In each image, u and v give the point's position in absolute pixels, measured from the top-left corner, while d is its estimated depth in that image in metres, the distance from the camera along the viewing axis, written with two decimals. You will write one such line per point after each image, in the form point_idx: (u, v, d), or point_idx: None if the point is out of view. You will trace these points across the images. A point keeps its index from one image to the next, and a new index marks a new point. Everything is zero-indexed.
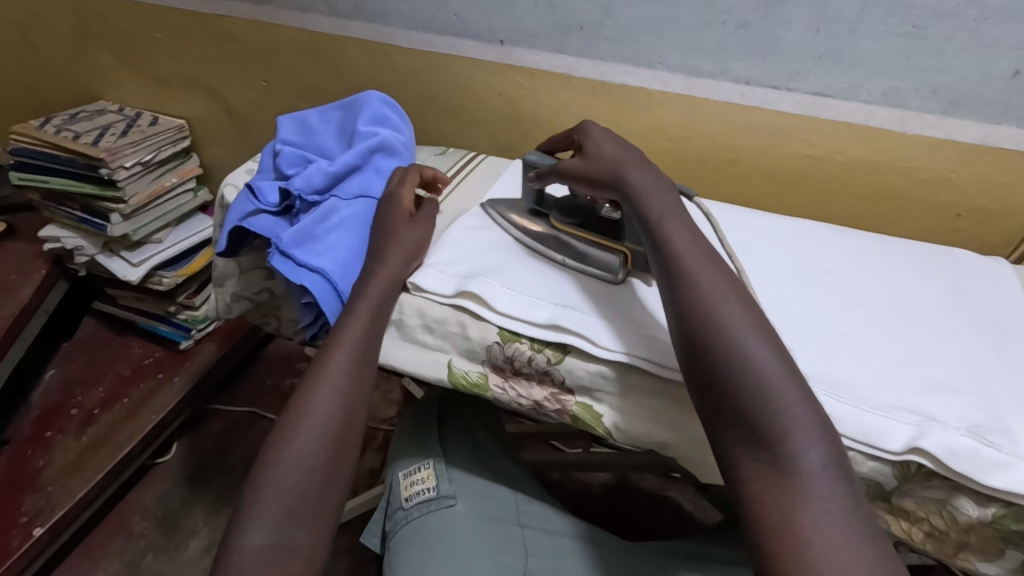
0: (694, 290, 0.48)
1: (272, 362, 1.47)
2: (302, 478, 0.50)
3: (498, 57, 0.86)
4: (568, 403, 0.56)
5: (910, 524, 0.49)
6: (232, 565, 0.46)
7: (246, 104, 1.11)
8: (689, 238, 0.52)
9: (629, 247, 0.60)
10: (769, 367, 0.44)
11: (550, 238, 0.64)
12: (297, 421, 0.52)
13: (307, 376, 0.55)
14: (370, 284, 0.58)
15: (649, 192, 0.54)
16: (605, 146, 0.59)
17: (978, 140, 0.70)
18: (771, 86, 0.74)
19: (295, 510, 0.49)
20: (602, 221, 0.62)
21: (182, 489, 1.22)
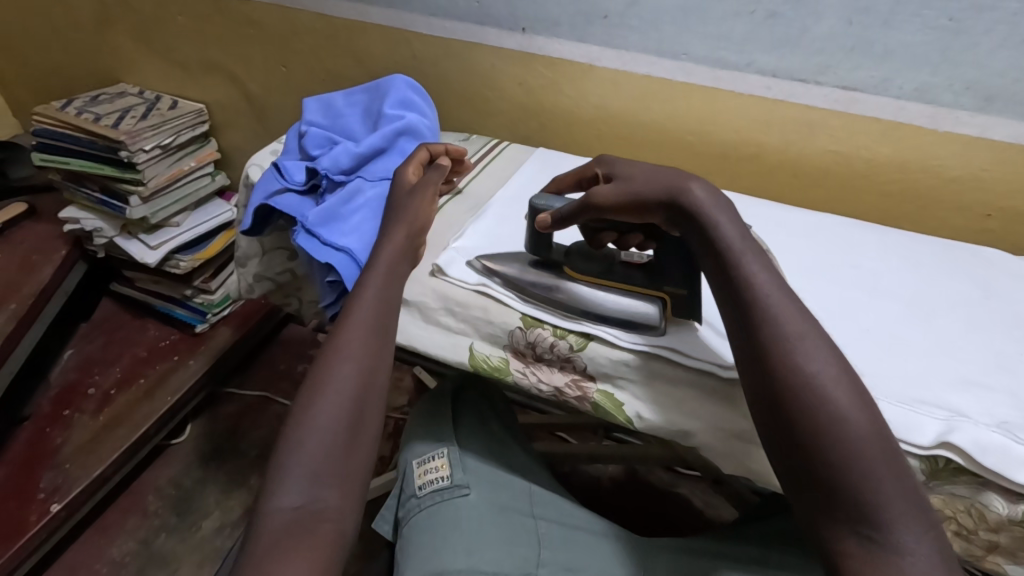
0: (788, 347, 0.44)
1: (286, 347, 1.48)
2: (327, 443, 0.49)
3: (520, 45, 0.85)
4: (589, 390, 0.55)
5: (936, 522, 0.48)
6: (263, 527, 0.45)
7: (265, 89, 1.11)
8: (777, 285, 0.47)
9: (669, 291, 0.55)
10: (872, 439, 0.42)
11: (571, 295, 0.57)
12: (319, 388, 0.51)
13: (324, 347, 0.54)
14: (378, 257, 0.58)
15: (727, 227, 0.49)
16: (642, 168, 0.56)
17: (1012, 138, 0.68)
18: (798, 78, 0.73)
19: (321, 475, 0.48)
20: (629, 268, 0.58)
21: (196, 471, 1.23)
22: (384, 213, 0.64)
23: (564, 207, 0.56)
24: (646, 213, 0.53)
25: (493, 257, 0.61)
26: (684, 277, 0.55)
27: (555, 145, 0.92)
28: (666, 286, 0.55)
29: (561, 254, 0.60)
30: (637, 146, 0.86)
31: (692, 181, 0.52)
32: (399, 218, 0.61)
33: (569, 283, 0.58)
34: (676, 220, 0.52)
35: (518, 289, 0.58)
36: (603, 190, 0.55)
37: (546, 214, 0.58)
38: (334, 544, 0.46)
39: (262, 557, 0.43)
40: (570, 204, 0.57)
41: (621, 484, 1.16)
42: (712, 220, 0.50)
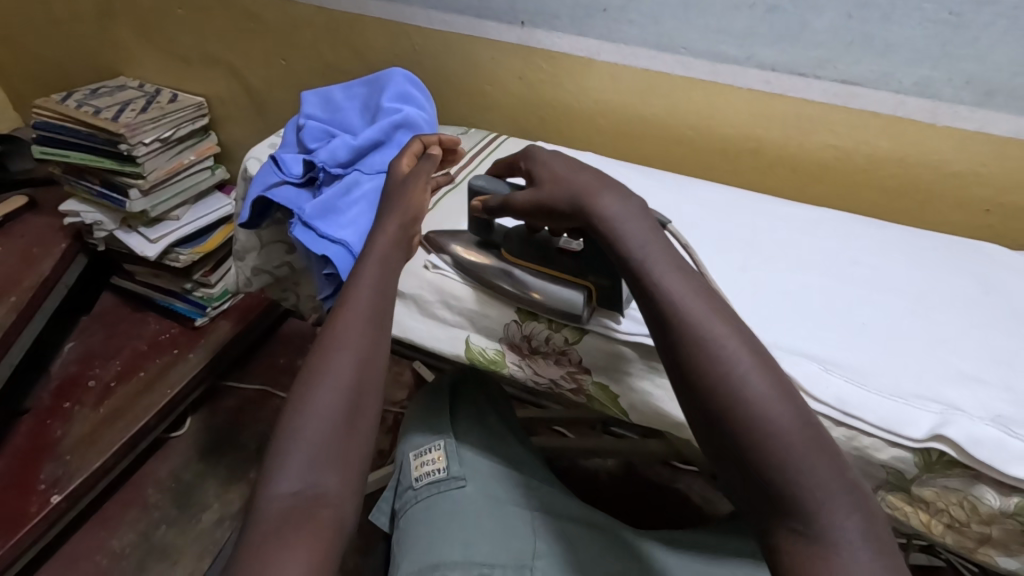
0: (698, 345, 0.43)
1: (286, 340, 1.48)
2: (323, 430, 0.49)
3: (519, 39, 0.85)
4: (584, 382, 0.56)
5: (929, 515, 0.48)
6: (261, 513, 0.45)
7: (264, 82, 1.11)
8: (685, 281, 0.46)
9: (593, 282, 0.54)
10: (794, 432, 0.40)
11: (496, 275, 0.57)
12: (315, 377, 0.52)
13: (320, 337, 0.55)
14: (372, 245, 0.59)
15: (629, 227, 0.48)
16: (560, 166, 0.54)
17: (1012, 133, 0.68)
18: (797, 72, 0.73)
19: (316, 461, 0.48)
20: (560, 254, 0.56)
21: (195, 464, 1.24)
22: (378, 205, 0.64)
23: (490, 199, 0.57)
24: (556, 220, 0.53)
25: (443, 233, 0.62)
26: (606, 270, 0.53)
27: (554, 140, 0.91)
28: (590, 278, 0.54)
29: (501, 236, 0.60)
30: (636, 140, 0.86)
31: (598, 186, 0.51)
32: (393, 210, 0.61)
33: (499, 262, 0.58)
34: (583, 226, 0.51)
35: (452, 268, 0.60)
36: (519, 195, 0.55)
37: (478, 202, 0.58)
38: (333, 528, 0.46)
39: (259, 541, 0.43)
40: (496, 195, 0.57)
41: (619, 479, 1.16)
42: (614, 224, 0.48)
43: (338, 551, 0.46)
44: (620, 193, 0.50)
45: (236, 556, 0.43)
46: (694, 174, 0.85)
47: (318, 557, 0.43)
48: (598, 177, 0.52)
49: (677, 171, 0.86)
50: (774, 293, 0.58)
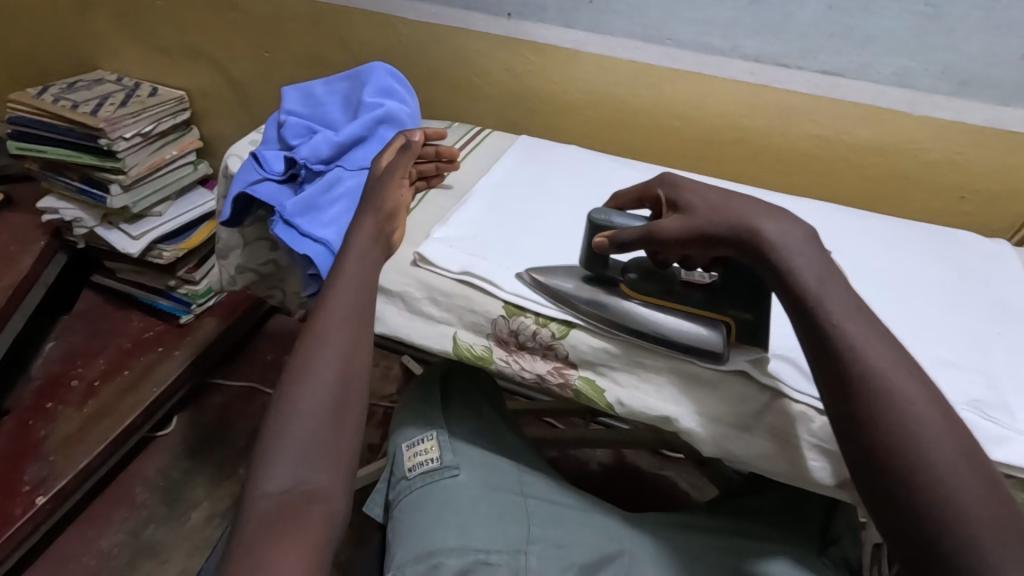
0: (881, 396, 0.40)
1: (273, 337, 1.47)
2: (309, 427, 0.50)
3: (506, 31, 0.85)
4: (571, 376, 0.56)
5: None
6: (250, 512, 0.46)
7: (248, 75, 1.10)
8: (865, 326, 0.43)
9: (734, 315, 0.53)
10: (984, 506, 0.36)
11: (628, 313, 0.54)
12: (302, 376, 0.52)
13: (302, 335, 0.55)
14: (352, 240, 0.60)
15: (802, 264, 0.46)
16: (710, 194, 0.51)
17: (986, 122, 0.70)
18: (780, 63, 0.74)
19: (305, 460, 0.48)
20: (690, 289, 0.54)
21: (183, 461, 1.23)
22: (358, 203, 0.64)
23: (624, 231, 0.53)
24: (713, 249, 0.49)
25: (544, 266, 0.59)
26: (750, 302, 0.53)
27: (541, 133, 0.92)
28: (730, 311, 0.53)
29: (617, 270, 0.57)
30: (622, 133, 0.87)
31: (758, 214, 0.48)
32: (380, 210, 0.62)
33: (625, 300, 0.55)
34: (745, 256, 0.48)
35: (568, 302, 0.56)
36: (667, 224, 0.51)
37: (604, 235, 0.54)
38: (324, 523, 0.46)
39: (250, 541, 0.44)
40: (629, 227, 0.53)
41: (609, 468, 1.18)
42: (785, 257, 0.46)
43: (330, 544, 0.46)
44: (787, 221, 0.48)
45: (228, 556, 0.43)
46: (681, 166, 0.86)
47: (310, 551, 0.44)
48: (763, 208, 0.49)
49: (664, 163, 0.87)
50: None
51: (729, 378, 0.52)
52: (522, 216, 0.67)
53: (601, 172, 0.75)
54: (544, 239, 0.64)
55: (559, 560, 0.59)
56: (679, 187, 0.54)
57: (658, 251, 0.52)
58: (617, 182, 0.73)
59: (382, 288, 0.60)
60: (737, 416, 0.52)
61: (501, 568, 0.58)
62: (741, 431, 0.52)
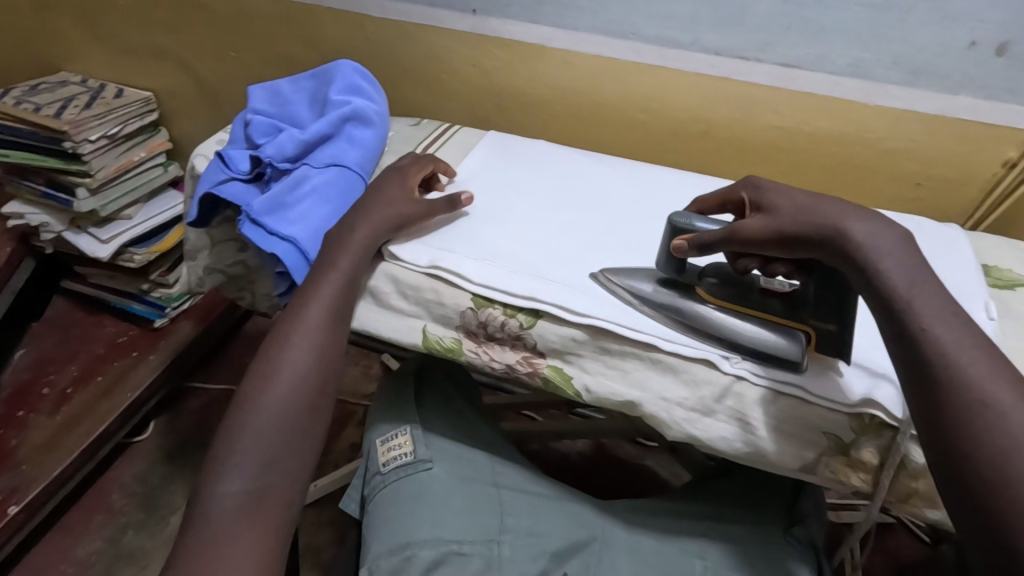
0: (973, 404, 0.39)
1: (251, 339, 1.46)
2: (275, 430, 0.51)
3: (472, 27, 0.85)
4: (540, 365, 0.57)
5: (864, 474, 0.51)
6: (212, 511, 0.48)
7: (216, 75, 1.09)
8: (958, 332, 0.42)
9: (814, 325, 0.52)
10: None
11: (706, 318, 0.54)
12: (271, 377, 0.53)
13: (277, 332, 0.55)
14: (350, 243, 0.59)
15: (890, 266, 0.45)
16: (798, 197, 0.50)
17: (937, 111, 0.72)
18: (740, 56, 0.75)
19: (269, 463, 0.50)
20: (770, 296, 0.54)
21: (161, 466, 1.22)
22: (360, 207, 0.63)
23: (705, 234, 0.53)
24: (796, 250, 0.49)
25: (617, 271, 0.59)
26: (833, 310, 0.51)
27: (512, 129, 0.93)
28: (809, 319, 0.52)
29: (694, 275, 0.57)
30: (590, 127, 0.88)
31: (847, 213, 0.47)
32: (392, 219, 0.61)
33: (704, 305, 0.54)
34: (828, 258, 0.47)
35: (644, 305, 0.56)
36: (750, 223, 0.51)
37: (683, 238, 0.54)
38: (281, 523, 0.50)
39: (209, 539, 0.47)
40: (710, 230, 0.53)
41: (590, 459, 1.19)
42: (872, 258, 0.45)
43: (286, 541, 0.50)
44: (875, 222, 0.47)
45: (187, 550, 0.46)
46: (651, 158, 0.88)
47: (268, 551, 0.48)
48: (855, 210, 0.49)
49: (632, 156, 0.88)
50: None
51: (693, 364, 0.53)
52: (492, 210, 0.67)
53: (568, 166, 0.75)
54: (513, 232, 0.64)
55: (531, 548, 0.61)
56: (764, 191, 0.54)
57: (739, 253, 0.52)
58: (584, 175, 0.74)
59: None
60: (699, 400, 0.53)
61: (474, 558, 0.59)
62: (703, 414, 0.53)
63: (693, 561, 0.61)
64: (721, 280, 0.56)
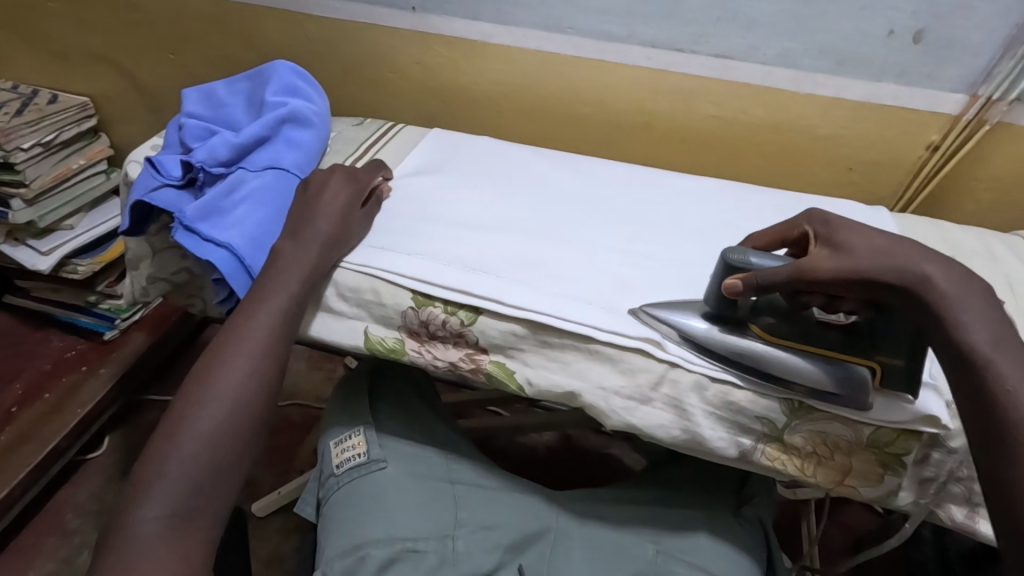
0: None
1: (208, 347, 1.42)
2: (204, 451, 0.51)
3: (412, 25, 0.85)
4: (483, 361, 0.58)
5: (801, 459, 0.53)
6: (133, 534, 0.47)
7: (154, 78, 1.06)
8: None
9: (882, 360, 0.50)
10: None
11: (765, 359, 0.51)
12: (204, 396, 0.52)
13: (213, 351, 0.55)
14: (288, 263, 0.58)
15: (973, 320, 0.44)
16: (875, 237, 0.48)
17: (863, 98, 0.75)
18: (675, 48, 0.77)
19: (196, 484, 0.50)
20: (832, 331, 0.52)
21: (117, 483, 1.18)
22: (292, 220, 0.61)
23: (764, 271, 0.50)
24: (868, 291, 0.46)
25: (658, 306, 0.56)
26: (904, 346, 0.49)
27: (458, 126, 0.93)
28: (878, 354, 0.50)
29: (749, 311, 0.53)
30: (535, 122, 0.88)
31: (924, 257, 0.46)
32: (328, 238, 0.59)
33: (761, 346, 0.51)
34: (902, 300, 0.46)
35: (694, 347, 0.53)
36: (819, 260, 0.48)
37: (737, 277, 0.51)
38: (207, 543, 0.50)
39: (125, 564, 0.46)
40: (770, 267, 0.50)
41: (556, 451, 1.20)
42: (953, 310, 0.44)
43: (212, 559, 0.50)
44: (957, 272, 0.45)
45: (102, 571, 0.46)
46: (597, 151, 0.89)
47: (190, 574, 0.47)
48: (938, 255, 0.46)
49: (577, 150, 0.89)
50: (657, 263, 0.62)
51: (629, 353, 0.54)
52: (432, 206, 0.68)
53: (510, 160, 0.76)
54: (454, 229, 0.64)
55: (486, 542, 0.61)
56: (833, 225, 0.51)
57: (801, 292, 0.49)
58: (527, 170, 0.74)
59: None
60: (636, 388, 0.54)
61: (429, 554, 0.59)
62: (641, 402, 0.54)
63: (648, 546, 0.62)
64: (781, 317, 0.53)
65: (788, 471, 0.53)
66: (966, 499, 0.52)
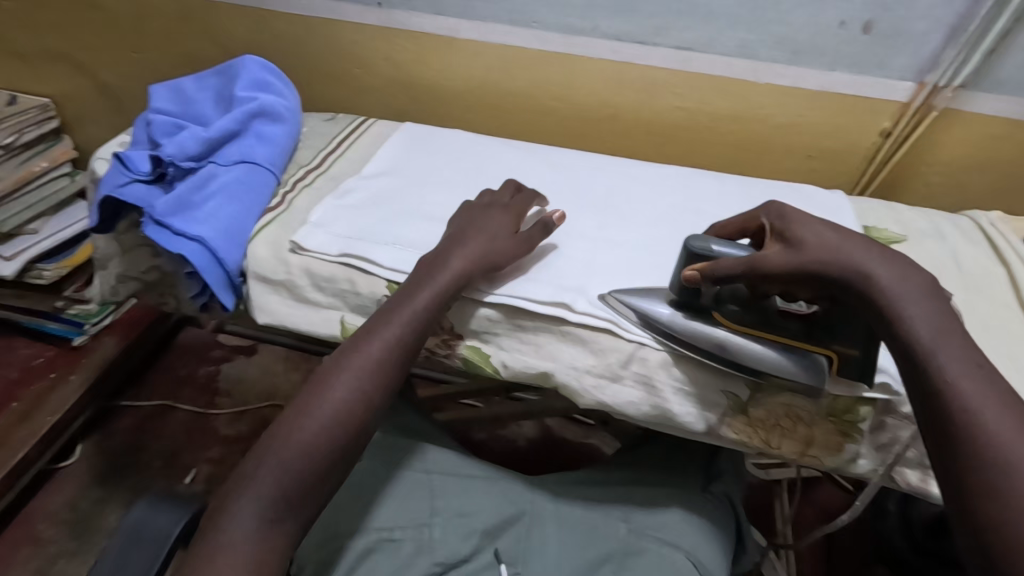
0: (992, 460, 0.40)
1: (182, 351, 1.40)
2: (303, 467, 0.48)
3: (379, 20, 0.85)
4: (457, 347, 0.59)
5: (766, 432, 0.55)
6: (220, 542, 0.45)
7: (118, 78, 1.04)
8: (982, 383, 0.43)
9: (838, 350, 0.51)
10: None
11: (731, 347, 0.52)
12: (313, 408, 0.50)
13: (329, 364, 0.53)
14: (427, 282, 0.56)
15: (917, 316, 0.45)
16: (828, 232, 0.49)
17: (819, 87, 0.78)
18: (637, 41, 0.79)
19: (290, 494, 0.47)
20: (790, 318, 0.53)
21: (92, 490, 1.16)
22: (443, 243, 0.59)
23: (720, 264, 0.51)
24: (814, 286, 0.48)
25: (626, 292, 0.57)
26: (859, 335, 0.51)
27: (427, 121, 0.94)
28: (834, 343, 0.51)
29: (712, 298, 0.54)
30: (504, 115, 0.90)
31: (868, 257, 0.48)
32: (479, 260, 0.57)
33: (726, 334, 0.53)
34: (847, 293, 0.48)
35: (659, 333, 0.55)
36: (772, 255, 0.49)
37: (695, 268, 0.52)
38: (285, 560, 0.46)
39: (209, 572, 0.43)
40: (727, 259, 0.51)
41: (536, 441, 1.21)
42: (900, 305, 0.46)
43: None
44: (901, 267, 0.47)
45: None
46: (566, 143, 0.91)
47: None
48: (883, 252, 0.49)
49: (546, 142, 0.91)
50: (625, 248, 0.64)
51: (599, 334, 0.56)
52: (405, 197, 0.69)
53: (480, 152, 0.77)
54: (426, 220, 0.65)
55: (462, 528, 0.62)
56: (788, 218, 0.52)
57: (756, 284, 0.50)
58: (496, 161, 0.76)
59: (263, 276, 0.62)
60: (606, 367, 0.56)
61: (406, 543, 0.60)
62: (611, 380, 0.56)
63: (618, 525, 0.64)
64: (742, 305, 0.54)
65: (753, 444, 0.56)
66: (918, 462, 0.54)
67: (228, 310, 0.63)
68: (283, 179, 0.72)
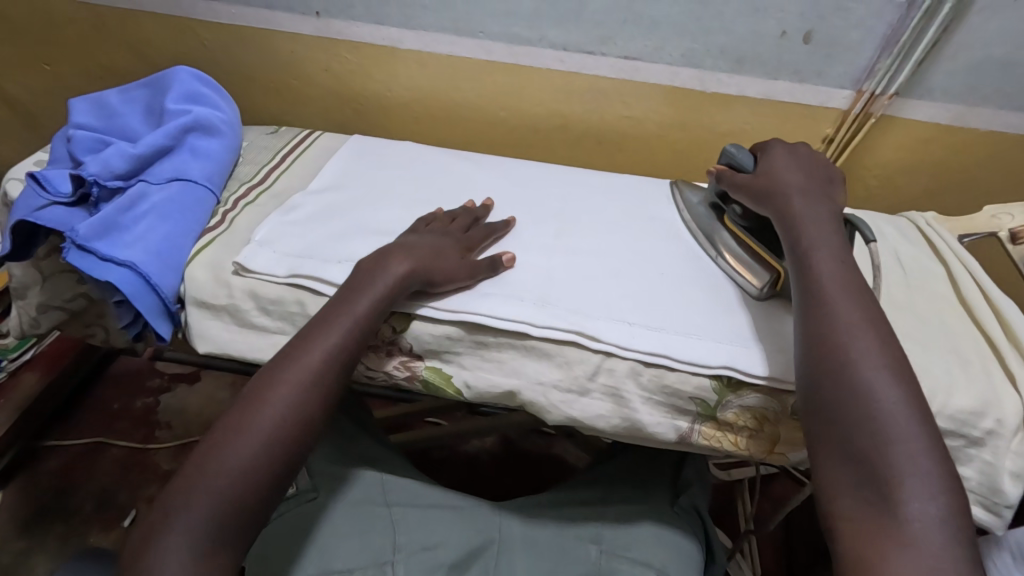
0: (835, 325, 0.48)
1: (116, 381, 1.30)
2: (235, 502, 0.44)
3: (317, 30, 0.82)
4: (417, 368, 0.57)
5: (735, 433, 0.54)
6: None
7: (31, 93, 0.97)
8: (843, 275, 0.50)
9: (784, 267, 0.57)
10: (915, 437, 0.42)
11: (716, 234, 0.64)
12: (243, 437, 0.46)
13: (259, 377, 0.49)
14: (365, 290, 0.53)
15: (810, 227, 0.54)
16: (791, 173, 0.59)
17: (762, 95, 0.80)
18: (585, 51, 0.78)
19: (226, 536, 0.44)
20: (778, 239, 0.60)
21: (15, 542, 1.05)
22: (386, 251, 0.57)
23: (731, 175, 0.62)
24: (756, 205, 0.59)
25: (687, 185, 0.72)
26: None
27: (374, 132, 0.92)
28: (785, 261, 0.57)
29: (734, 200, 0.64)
30: (454, 125, 0.89)
31: (795, 187, 0.57)
32: (423, 271, 0.55)
33: (719, 225, 0.64)
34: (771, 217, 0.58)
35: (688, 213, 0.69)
36: (740, 177, 0.61)
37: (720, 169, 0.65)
38: None
39: None
40: (737, 174, 0.62)
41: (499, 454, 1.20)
42: (795, 221, 0.55)
43: None
44: (815, 200, 0.57)
45: None
46: (517, 152, 0.91)
47: None
48: (821, 194, 0.58)
49: (499, 152, 0.92)
50: (584, 256, 0.63)
51: (564, 346, 0.54)
52: (357, 212, 0.66)
53: (430, 162, 0.75)
54: (379, 235, 0.62)
55: (426, 563, 0.59)
56: (767, 155, 0.62)
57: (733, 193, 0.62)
58: (448, 171, 0.74)
59: (203, 302, 0.58)
60: (574, 380, 0.54)
61: None
62: (579, 394, 0.54)
63: (589, 547, 0.62)
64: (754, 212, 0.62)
65: (724, 447, 0.55)
66: None
67: (166, 340, 0.58)
68: (222, 198, 0.68)
